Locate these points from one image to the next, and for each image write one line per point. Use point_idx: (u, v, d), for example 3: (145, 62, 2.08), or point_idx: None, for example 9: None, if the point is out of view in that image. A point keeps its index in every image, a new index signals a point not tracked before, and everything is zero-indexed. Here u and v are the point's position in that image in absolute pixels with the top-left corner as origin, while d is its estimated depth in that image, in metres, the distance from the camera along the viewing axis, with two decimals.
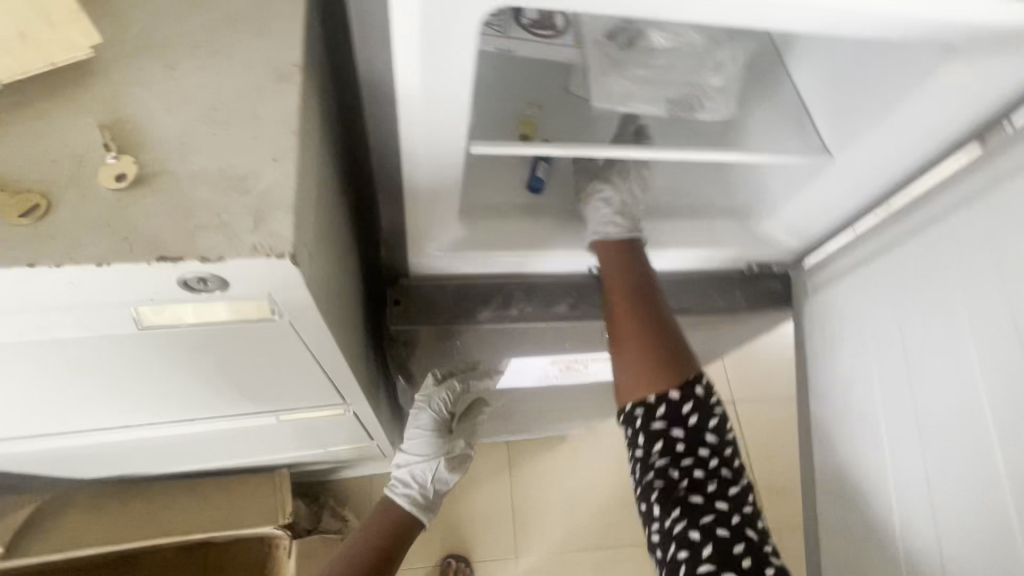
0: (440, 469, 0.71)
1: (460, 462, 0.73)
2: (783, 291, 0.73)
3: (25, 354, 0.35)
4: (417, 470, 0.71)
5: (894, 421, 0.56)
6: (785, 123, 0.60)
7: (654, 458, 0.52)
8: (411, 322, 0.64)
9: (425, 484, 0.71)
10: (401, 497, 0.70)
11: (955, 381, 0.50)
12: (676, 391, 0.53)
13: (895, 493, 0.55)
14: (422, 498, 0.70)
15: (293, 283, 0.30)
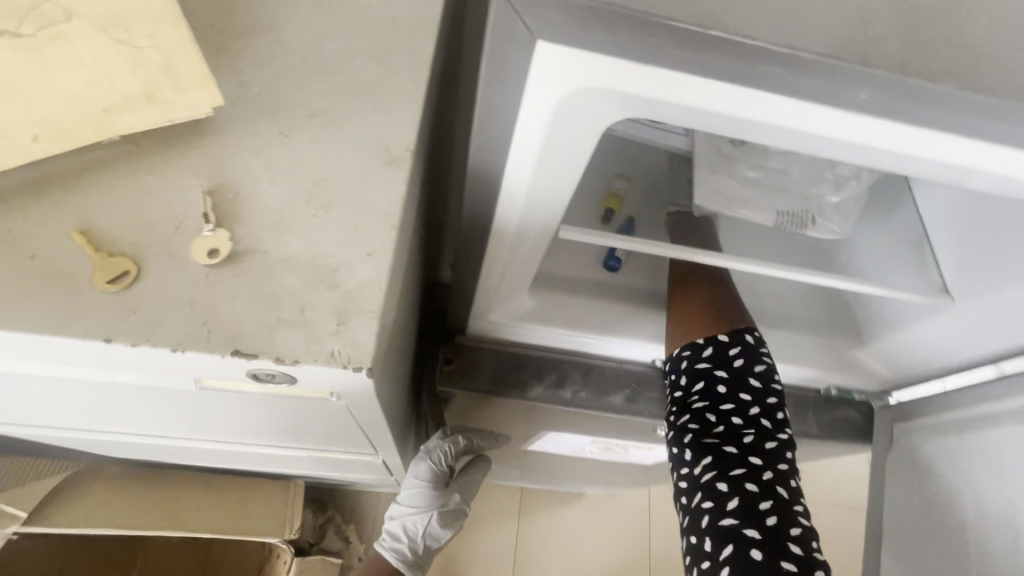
0: (430, 525, 0.65)
1: (455, 519, 0.67)
2: (861, 422, 0.66)
3: (83, 384, 0.35)
4: (407, 524, 0.65)
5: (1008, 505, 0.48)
6: (902, 253, 0.55)
7: (693, 399, 0.53)
8: (458, 384, 0.61)
9: (414, 539, 0.66)
10: (388, 552, 0.65)
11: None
12: (724, 335, 0.55)
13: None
14: (410, 554, 0.66)
15: (362, 387, 0.28)
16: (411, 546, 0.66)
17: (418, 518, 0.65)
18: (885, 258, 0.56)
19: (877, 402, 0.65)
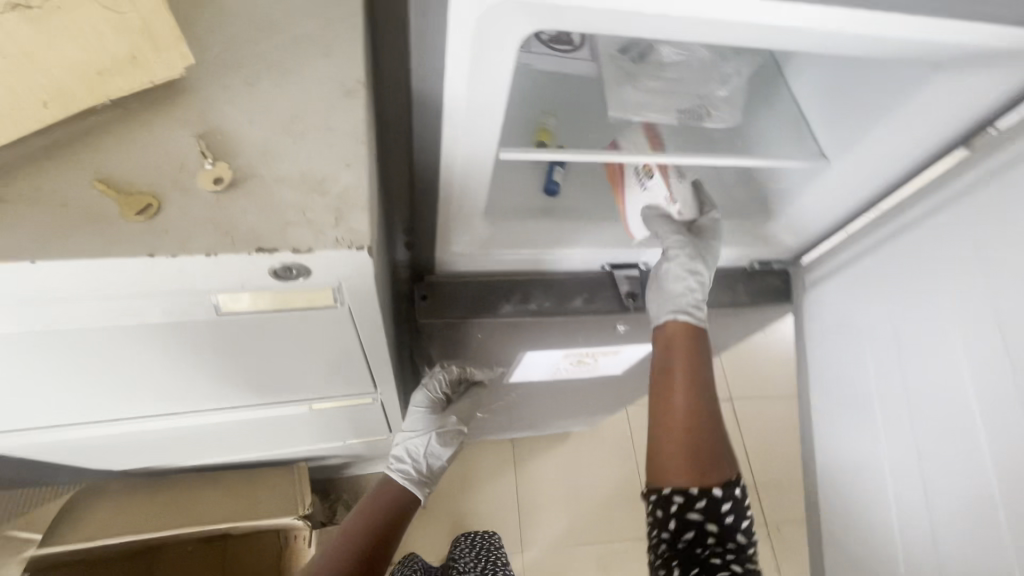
0: (432, 445, 0.77)
1: (454, 440, 0.79)
2: (784, 286, 0.77)
3: (115, 335, 0.40)
4: (413, 446, 0.78)
5: (885, 361, 0.61)
6: (785, 129, 0.66)
7: (678, 543, 0.56)
8: (439, 317, 0.67)
9: (418, 459, 0.77)
10: (398, 472, 0.77)
11: (949, 381, 0.54)
12: (719, 489, 0.56)
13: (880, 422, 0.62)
14: (418, 475, 0.77)
15: (364, 271, 0.34)
16: (417, 467, 0.78)
17: (420, 439, 0.77)
18: (774, 137, 0.65)
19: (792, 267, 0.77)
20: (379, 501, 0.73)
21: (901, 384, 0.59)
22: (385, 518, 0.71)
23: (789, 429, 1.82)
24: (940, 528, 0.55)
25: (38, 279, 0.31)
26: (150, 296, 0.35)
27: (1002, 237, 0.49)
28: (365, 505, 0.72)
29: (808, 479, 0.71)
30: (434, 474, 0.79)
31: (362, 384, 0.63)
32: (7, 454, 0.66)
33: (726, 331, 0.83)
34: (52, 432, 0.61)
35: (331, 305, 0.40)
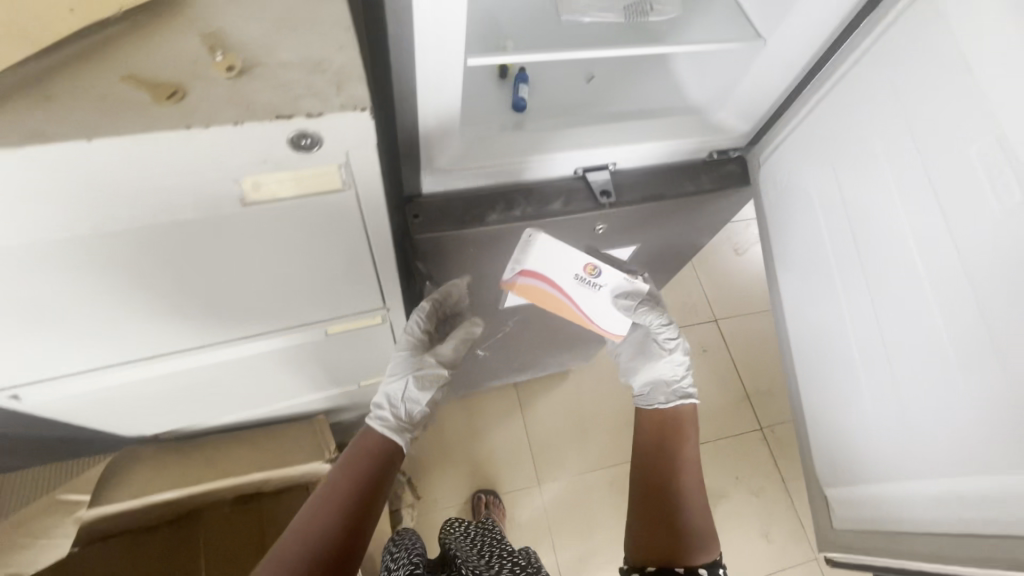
0: (412, 389, 0.77)
1: (435, 383, 0.78)
2: (741, 171, 0.84)
3: (152, 243, 0.45)
4: (392, 392, 0.77)
5: (832, 210, 0.68)
6: (724, 17, 0.72)
7: None
8: (431, 231, 0.71)
9: (397, 403, 0.76)
10: (378, 420, 0.75)
11: (888, 221, 0.60)
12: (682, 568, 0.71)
13: (836, 264, 0.69)
14: (399, 421, 0.76)
15: (368, 138, 0.40)
16: (396, 413, 0.76)
17: (397, 380, 0.76)
18: (714, 24, 0.72)
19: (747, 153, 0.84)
20: (362, 459, 0.71)
21: (851, 240, 0.66)
22: (370, 478, 0.70)
23: (773, 340, 1.92)
24: (899, 361, 0.62)
25: (83, 161, 0.35)
26: (181, 186, 0.40)
27: (913, 67, 0.55)
28: (353, 463, 0.71)
29: (787, 350, 0.81)
30: (416, 422, 0.77)
31: (371, 299, 0.69)
32: (47, 412, 0.70)
33: (694, 221, 0.91)
34: (85, 380, 0.65)
35: (340, 188, 0.45)
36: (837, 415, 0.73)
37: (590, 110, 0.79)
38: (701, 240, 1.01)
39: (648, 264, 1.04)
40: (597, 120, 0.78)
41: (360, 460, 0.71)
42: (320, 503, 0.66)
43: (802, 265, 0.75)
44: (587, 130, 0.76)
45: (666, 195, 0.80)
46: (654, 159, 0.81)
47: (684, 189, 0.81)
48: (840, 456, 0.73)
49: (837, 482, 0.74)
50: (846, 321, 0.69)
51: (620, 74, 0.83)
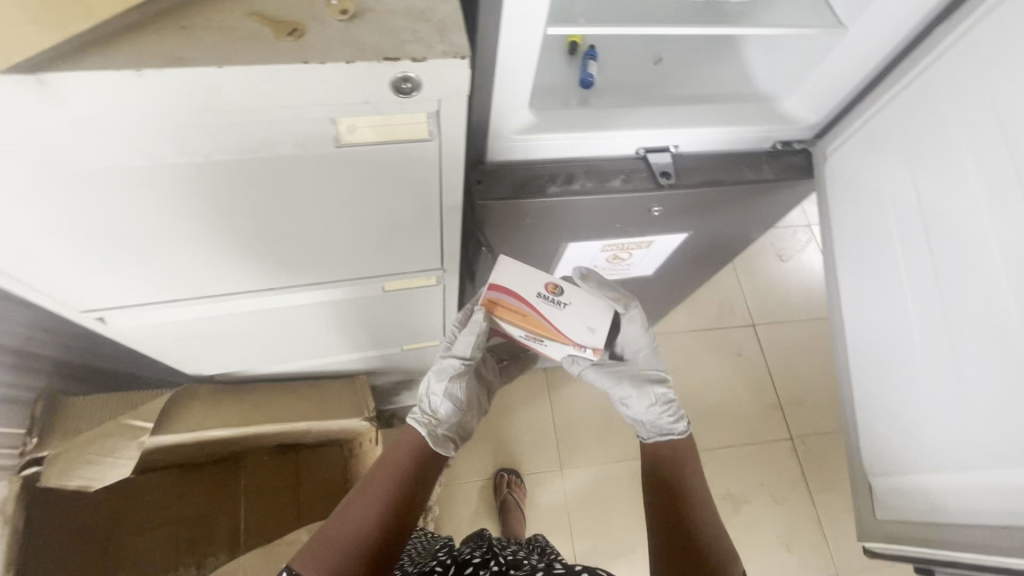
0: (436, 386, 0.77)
1: (458, 376, 0.76)
2: (805, 164, 0.83)
3: (247, 180, 0.49)
4: (424, 391, 0.78)
5: (902, 204, 0.67)
6: (803, 5, 0.72)
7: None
8: (492, 197, 0.73)
9: (423, 399, 0.77)
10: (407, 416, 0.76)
11: (964, 215, 0.59)
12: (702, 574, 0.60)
13: (901, 261, 0.67)
14: (423, 417, 0.74)
15: (460, 87, 0.42)
16: (425, 409, 0.76)
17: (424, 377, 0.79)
18: (792, 9, 0.71)
19: (812, 146, 0.83)
20: (402, 451, 0.69)
21: (921, 233, 0.64)
22: (411, 475, 0.66)
23: (811, 349, 1.88)
24: (964, 358, 0.60)
25: (212, 87, 0.38)
26: (285, 120, 0.43)
27: (1006, 58, 0.54)
28: (397, 458, 0.68)
29: (838, 341, 0.78)
30: (442, 418, 0.75)
31: (431, 260, 0.71)
32: (124, 339, 0.75)
33: (751, 212, 0.90)
34: (165, 313, 0.69)
35: (426, 138, 0.48)
36: (884, 410, 0.71)
37: (657, 91, 0.79)
38: (752, 234, 1.00)
39: (696, 254, 1.03)
40: (663, 102, 0.77)
41: (406, 454, 0.69)
42: (361, 496, 0.63)
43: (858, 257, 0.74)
44: (654, 110, 0.76)
45: (726, 181, 0.80)
46: (717, 145, 0.80)
47: (744, 177, 0.80)
48: (885, 447, 0.71)
49: (882, 472, 0.71)
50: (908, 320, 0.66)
51: (690, 57, 0.82)
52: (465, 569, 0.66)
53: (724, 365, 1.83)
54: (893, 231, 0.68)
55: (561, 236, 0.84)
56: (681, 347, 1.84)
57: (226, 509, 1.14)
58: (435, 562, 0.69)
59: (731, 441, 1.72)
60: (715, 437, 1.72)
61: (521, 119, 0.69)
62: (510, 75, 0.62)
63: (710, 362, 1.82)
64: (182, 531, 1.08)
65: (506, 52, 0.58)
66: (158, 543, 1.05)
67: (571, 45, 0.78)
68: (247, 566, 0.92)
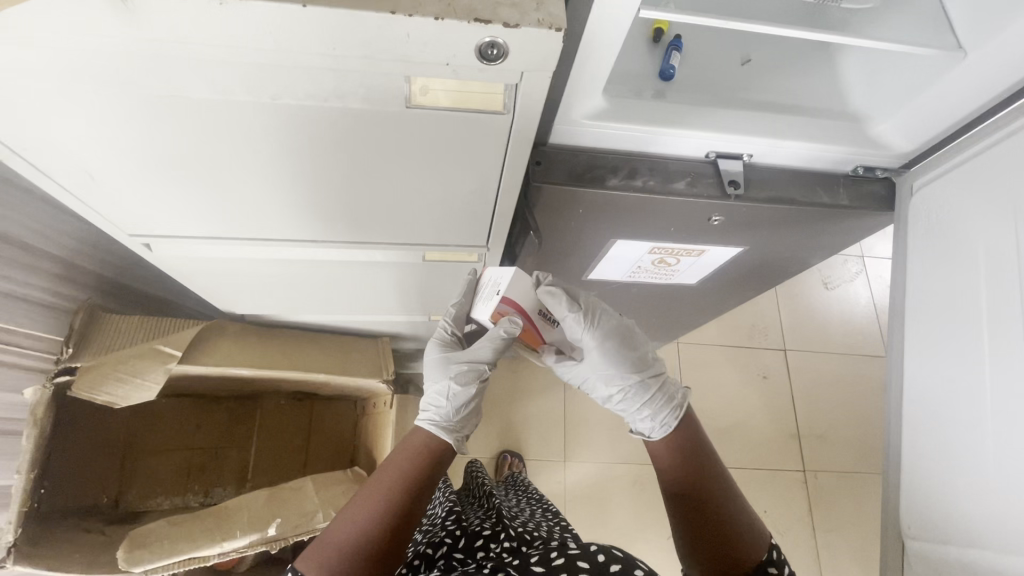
0: (451, 388, 0.74)
1: (476, 379, 0.75)
2: (885, 195, 0.78)
3: (311, 129, 0.47)
4: (435, 393, 0.75)
5: (997, 256, 0.61)
6: (922, 21, 0.65)
7: None
8: (548, 181, 0.70)
9: (442, 405, 0.73)
10: (422, 420, 0.72)
11: None
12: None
13: (984, 317, 0.62)
14: (444, 420, 0.72)
15: (548, 61, 0.40)
16: (443, 413, 0.73)
17: (438, 383, 0.75)
18: (908, 24, 0.65)
19: (897, 177, 0.77)
20: (402, 454, 0.67)
21: (1014, 291, 0.59)
22: (411, 476, 0.64)
23: (841, 385, 1.81)
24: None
25: (290, 26, 0.36)
26: (360, 71, 0.41)
27: None
28: (394, 467, 0.65)
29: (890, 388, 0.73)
30: (461, 420, 0.73)
31: (476, 237, 0.69)
32: (165, 267, 0.76)
33: (815, 235, 0.84)
34: (206, 249, 0.69)
35: (500, 112, 0.45)
36: (935, 468, 0.65)
37: (741, 93, 0.74)
38: (811, 259, 0.95)
39: (745, 271, 0.99)
40: (746, 107, 0.72)
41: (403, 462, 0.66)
42: (361, 500, 0.62)
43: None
44: (734, 114, 0.71)
45: (797, 200, 0.75)
46: (796, 161, 0.75)
47: (816, 199, 0.76)
48: (928, 511, 0.65)
49: (919, 537, 0.65)
50: (978, 380, 0.62)
51: (783, 60, 0.76)
52: (476, 542, 0.66)
53: (748, 386, 1.77)
54: (980, 283, 0.63)
55: (610, 231, 0.81)
56: (707, 361, 1.78)
57: (238, 445, 1.18)
58: (445, 532, 0.69)
59: (741, 463, 1.68)
60: (726, 456, 1.68)
61: (593, 104, 0.66)
62: (591, 55, 0.58)
63: (734, 380, 1.77)
64: (193, 458, 1.13)
65: (592, 30, 0.55)
66: (169, 467, 1.09)
67: (657, 32, 0.73)
68: (253, 504, 0.94)
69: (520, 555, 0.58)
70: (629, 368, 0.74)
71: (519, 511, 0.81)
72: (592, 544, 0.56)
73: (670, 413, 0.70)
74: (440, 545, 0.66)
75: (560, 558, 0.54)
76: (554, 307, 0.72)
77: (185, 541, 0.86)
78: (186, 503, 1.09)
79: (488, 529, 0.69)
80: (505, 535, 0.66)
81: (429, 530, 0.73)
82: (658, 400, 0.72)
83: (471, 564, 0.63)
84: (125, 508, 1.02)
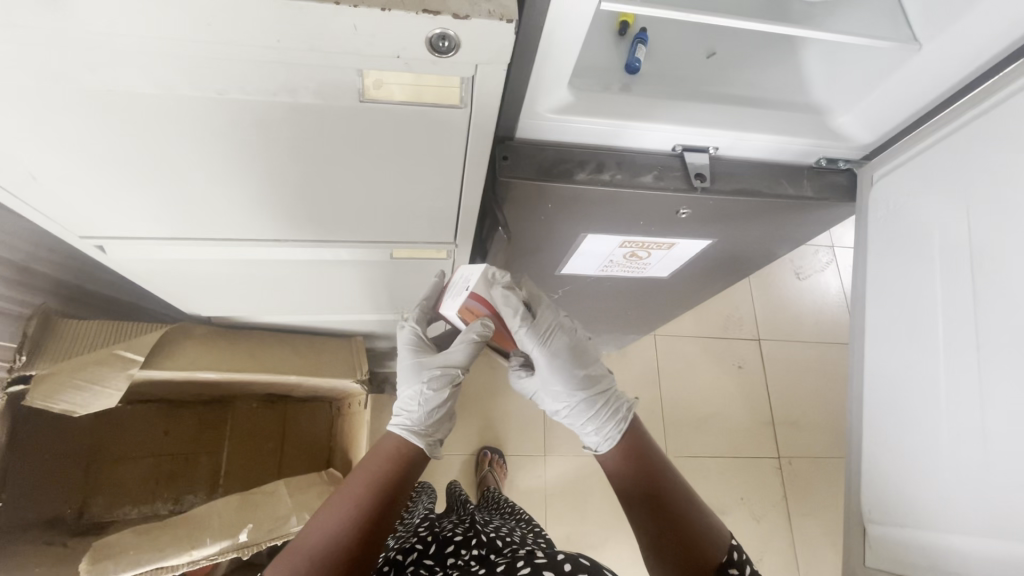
0: (424, 392, 0.74)
1: (449, 383, 0.75)
2: (847, 185, 0.79)
3: (261, 123, 0.46)
4: (407, 398, 0.75)
5: (952, 244, 0.62)
6: (879, 13, 0.66)
7: None
8: (516, 176, 0.69)
9: (413, 410, 0.74)
10: (394, 426, 0.72)
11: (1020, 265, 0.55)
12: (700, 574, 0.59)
13: (942, 303, 0.63)
14: (416, 426, 0.72)
15: (502, 53, 0.39)
16: (415, 418, 0.73)
17: (409, 387, 0.75)
18: (866, 17, 0.66)
19: (858, 167, 0.79)
20: (376, 457, 0.67)
21: (969, 278, 0.60)
22: (387, 478, 0.64)
23: (813, 373, 1.85)
24: (994, 413, 0.57)
25: (230, 16, 0.35)
26: (309, 64, 0.40)
27: None
28: (362, 473, 0.64)
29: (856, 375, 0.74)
30: (433, 425, 0.74)
31: (444, 234, 0.68)
32: (121, 269, 0.73)
33: (782, 227, 0.86)
34: (165, 250, 0.67)
35: (458, 105, 0.44)
36: (895, 453, 0.66)
37: (706, 86, 0.74)
38: (779, 249, 0.96)
39: (716, 263, 1.00)
40: (711, 100, 0.72)
41: (373, 468, 0.65)
42: (336, 504, 0.61)
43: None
44: (700, 107, 0.71)
45: (763, 192, 0.76)
46: (761, 153, 0.76)
47: (781, 191, 0.77)
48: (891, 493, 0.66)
49: (881, 521, 0.66)
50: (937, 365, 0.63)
51: (747, 53, 0.76)
52: (447, 548, 0.65)
53: (724, 376, 1.80)
54: (937, 271, 0.64)
55: (580, 225, 0.80)
56: (684, 353, 1.80)
57: (209, 450, 1.15)
58: (417, 539, 0.68)
59: (718, 452, 1.71)
60: (703, 446, 1.70)
61: (559, 98, 0.65)
62: (554, 48, 0.57)
63: (710, 371, 1.79)
64: (162, 465, 1.10)
65: (554, 23, 0.54)
66: (137, 476, 1.06)
67: (622, 25, 0.72)
68: (222, 511, 0.92)
69: (488, 566, 0.57)
70: (578, 382, 0.75)
71: (493, 520, 0.81)
72: (560, 553, 0.55)
73: (613, 427, 0.72)
74: (410, 551, 0.66)
75: (526, 567, 0.53)
76: (507, 316, 0.72)
77: (151, 550, 0.84)
78: (154, 511, 1.06)
79: (460, 536, 0.67)
80: (477, 542, 0.65)
81: (403, 536, 0.73)
82: (603, 417, 0.73)
83: (439, 570, 0.62)
84: (91, 520, 0.99)
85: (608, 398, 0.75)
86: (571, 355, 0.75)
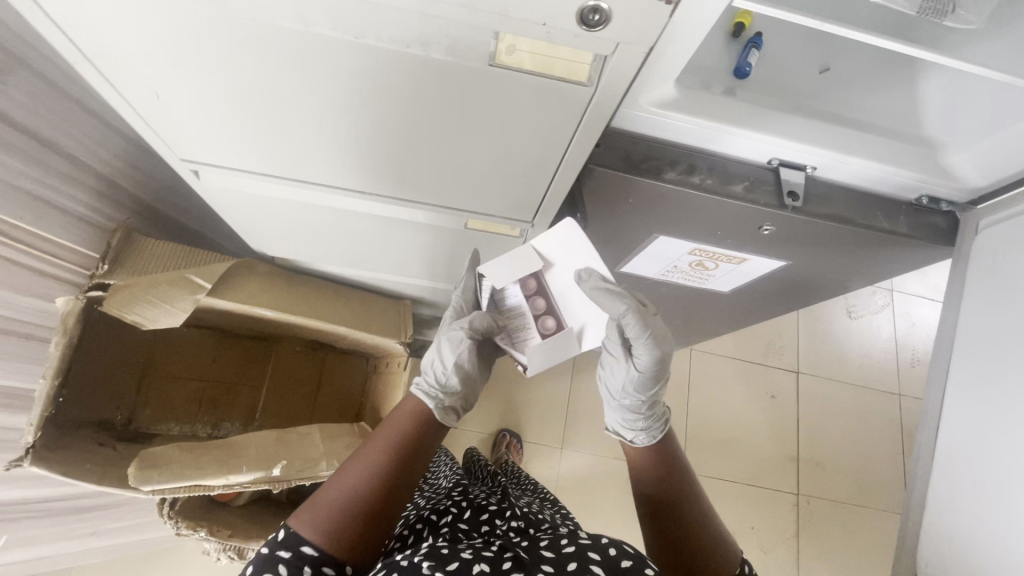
0: (444, 356, 0.76)
1: (466, 348, 0.75)
2: (943, 228, 0.75)
3: (387, 73, 0.46)
4: (432, 361, 0.77)
5: None
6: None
7: None
8: (605, 164, 0.68)
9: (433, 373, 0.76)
10: (413, 388, 0.74)
11: None
12: None
13: None
14: (430, 388, 0.74)
15: (648, 36, 0.39)
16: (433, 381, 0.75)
17: (432, 349, 0.77)
18: (1007, 52, 0.61)
19: (961, 211, 0.74)
20: (401, 418, 0.69)
21: None
22: (408, 443, 0.65)
23: (848, 416, 1.79)
24: None
25: None
26: (448, 18, 0.40)
27: None
28: (382, 436, 0.65)
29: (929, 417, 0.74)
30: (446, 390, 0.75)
31: (523, 212, 0.68)
32: (208, 196, 0.75)
33: (865, 260, 0.82)
34: (254, 184, 0.69)
35: (583, 84, 0.44)
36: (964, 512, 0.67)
37: (815, 102, 0.70)
38: (854, 282, 0.92)
39: (783, 285, 0.97)
40: (818, 116, 0.69)
41: (391, 429, 0.66)
42: (357, 462, 0.62)
43: (989, 343, 0.68)
44: (805, 122, 0.68)
45: (855, 220, 0.73)
46: (859, 180, 0.72)
47: (875, 223, 0.73)
48: (954, 546, 0.68)
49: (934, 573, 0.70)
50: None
51: (866, 73, 0.71)
52: (481, 515, 0.67)
53: (755, 403, 1.75)
54: None
55: (655, 225, 0.79)
56: (718, 374, 1.76)
57: (250, 383, 1.20)
58: (450, 502, 0.70)
59: (738, 476, 1.67)
60: (723, 469, 1.67)
61: (664, 91, 0.63)
62: (671, 40, 0.56)
63: (742, 396, 1.75)
64: (207, 389, 1.15)
65: (682, 12, 0.52)
66: (184, 396, 1.12)
67: (737, 26, 0.68)
68: (262, 443, 0.96)
69: (528, 538, 0.58)
70: (647, 380, 0.71)
71: (522, 495, 0.82)
72: (604, 537, 0.55)
73: (658, 429, 0.72)
74: (445, 513, 0.67)
75: (570, 546, 0.54)
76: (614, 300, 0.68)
77: (193, 467, 0.88)
78: (195, 432, 1.12)
79: (494, 505, 0.70)
80: (511, 514, 0.67)
81: (433, 498, 0.74)
82: (645, 416, 0.72)
83: (476, 536, 0.63)
84: (137, 428, 1.04)
85: (657, 407, 0.73)
86: (655, 353, 0.70)
